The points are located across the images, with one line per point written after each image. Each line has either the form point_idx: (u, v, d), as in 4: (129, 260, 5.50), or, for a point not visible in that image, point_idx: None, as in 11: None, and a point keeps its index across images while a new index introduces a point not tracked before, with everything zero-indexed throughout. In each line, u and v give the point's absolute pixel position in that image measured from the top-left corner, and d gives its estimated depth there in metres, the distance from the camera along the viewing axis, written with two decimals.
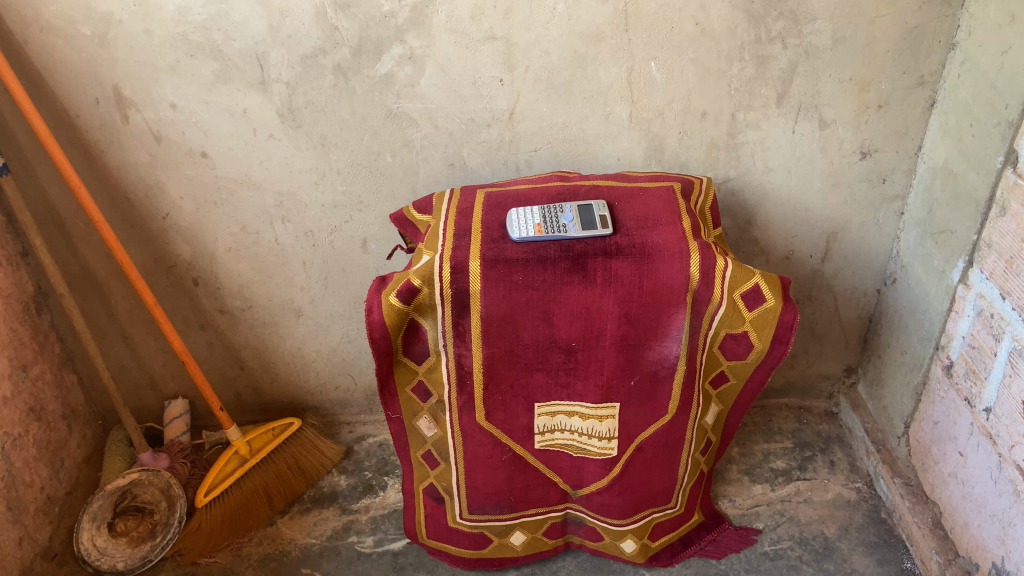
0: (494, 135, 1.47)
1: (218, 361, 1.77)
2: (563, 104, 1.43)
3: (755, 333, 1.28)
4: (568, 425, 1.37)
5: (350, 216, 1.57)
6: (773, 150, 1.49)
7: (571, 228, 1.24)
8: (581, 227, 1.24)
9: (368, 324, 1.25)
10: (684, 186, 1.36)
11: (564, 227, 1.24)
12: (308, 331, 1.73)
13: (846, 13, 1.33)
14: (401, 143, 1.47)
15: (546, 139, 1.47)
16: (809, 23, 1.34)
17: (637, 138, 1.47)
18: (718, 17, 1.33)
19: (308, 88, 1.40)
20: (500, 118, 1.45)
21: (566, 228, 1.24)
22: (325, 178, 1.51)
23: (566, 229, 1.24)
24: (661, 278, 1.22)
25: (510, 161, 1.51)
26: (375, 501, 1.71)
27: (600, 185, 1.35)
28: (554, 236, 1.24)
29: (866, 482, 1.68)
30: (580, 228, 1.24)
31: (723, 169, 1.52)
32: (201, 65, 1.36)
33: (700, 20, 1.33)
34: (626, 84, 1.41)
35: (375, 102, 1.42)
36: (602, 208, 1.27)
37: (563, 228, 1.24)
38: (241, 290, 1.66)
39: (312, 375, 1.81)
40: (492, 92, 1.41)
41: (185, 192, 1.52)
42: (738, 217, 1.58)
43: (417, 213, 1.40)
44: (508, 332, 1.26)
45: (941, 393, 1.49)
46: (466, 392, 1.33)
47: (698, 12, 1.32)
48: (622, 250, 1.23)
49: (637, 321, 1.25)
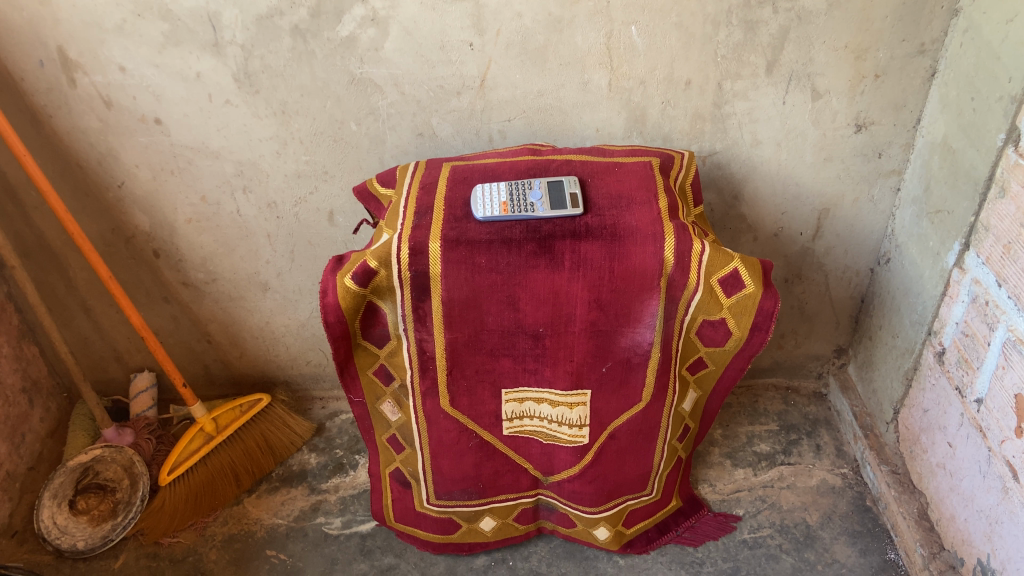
0: (464, 103, 1.38)
1: (184, 334, 1.71)
2: (538, 71, 1.34)
3: (733, 320, 1.21)
4: (537, 412, 1.31)
5: (316, 187, 1.49)
6: (762, 122, 1.40)
7: (540, 207, 1.17)
8: (550, 206, 1.17)
9: (322, 307, 1.18)
10: (663, 160, 1.28)
11: (532, 207, 1.17)
12: (276, 305, 1.66)
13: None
14: (366, 110, 1.39)
15: (520, 108, 1.38)
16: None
17: (617, 108, 1.38)
18: None
19: (265, 52, 1.31)
20: (471, 85, 1.35)
21: (533, 208, 1.17)
22: (287, 147, 1.43)
23: (534, 208, 1.16)
24: (632, 262, 1.15)
25: (482, 131, 1.42)
26: (345, 481, 1.65)
27: (574, 159, 1.26)
28: (520, 216, 1.16)
29: (852, 468, 1.62)
30: (549, 207, 1.16)
31: (708, 142, 1.43)
32: (150, 26, 1.27)
33: None
34: (604, 50, 1.31)
35: (337, 66, 1.33)
36: (574, 186, 1.19)
37: (530, 207, 1.17)
38: (204, 262, 1.59)
39: (282, 350, 1.74)
40: (462, 57, 1.32)
41: (140, 159, 1.44)
42: (725, 191, 1.49)
43: (380, 187, 1.32)
44: (472, 317, 1.20)
45: (932, 380, 1.42)
46: (429, 377, 1.26)
47: None
48: (593, 232, 1.16)
49: (608, 306, 1.19)
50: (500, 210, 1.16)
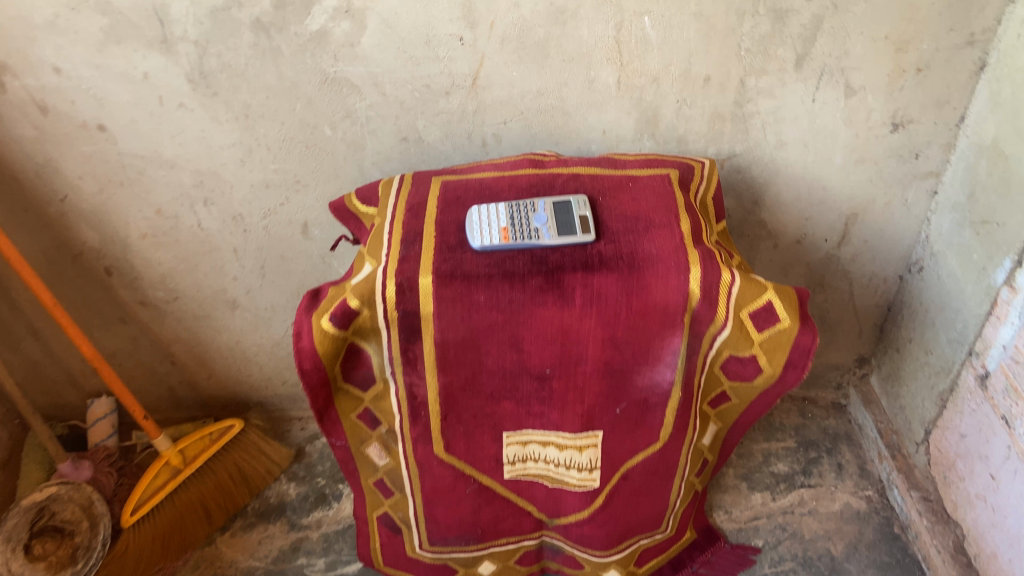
0: (454, 105, 1.21)
1: (145, 356, 1.54)
2: (538, 68, 1.17)
3: (765, 357, 1.07)
4: (542, 455, 1.17)
5: (286, 198, 1.31)
6: (788, 122, 1.25)
7: (546, 234, 1.02)
8: (557, 232, 1.02)
9: (297, 351, 1.03)
10: (682, 172, 1.12)
11: (536, 233, 1.02)
12: (246, 324, 1.49)
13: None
14: (342, 113, 1.22)
15: (516, 109, 1.22)
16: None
17: (627, 108, 1.22)
18: None
19: (223, 49, 1.13)
20: (462, 84, 1.19)
21: (537, 234, 1.02)
22: (252, 155, 1.26)
23: (539, 235, 1.01)
24: (653, 297, 1.00)
25: (475, 135, 1.25)
26: (328, 515, 1.52)
27: (582, 173, 1.10)
28: (523, 244, 1.01)
29: (878, 490, 1.51)
30: (556, 234, 1.02)
31: (728, 144, 1.27)
32: (87, 21, 1.09)
33: None
34: (614, 44, 1.15)
35: (307, 64, 1.16)
36: (585, 207, 1.04)
37: (534, 234, 1.02)
38: (164, 279, 1.42)
39: (255, 370, 1.58)
40: (450, 53, 1.15)
41: (85, 171, 1.27)
42: (744, 196, 1.34)
43: (360, 204, 1.16)
44: (469, 359, 1.05)
45: (972, 405, 1.29)
46: (421, 423, 1.11)
47: None
48: (607, 262, 1.01)
49: (624, 345, 1.04)
50: (500, 238, 1.01)
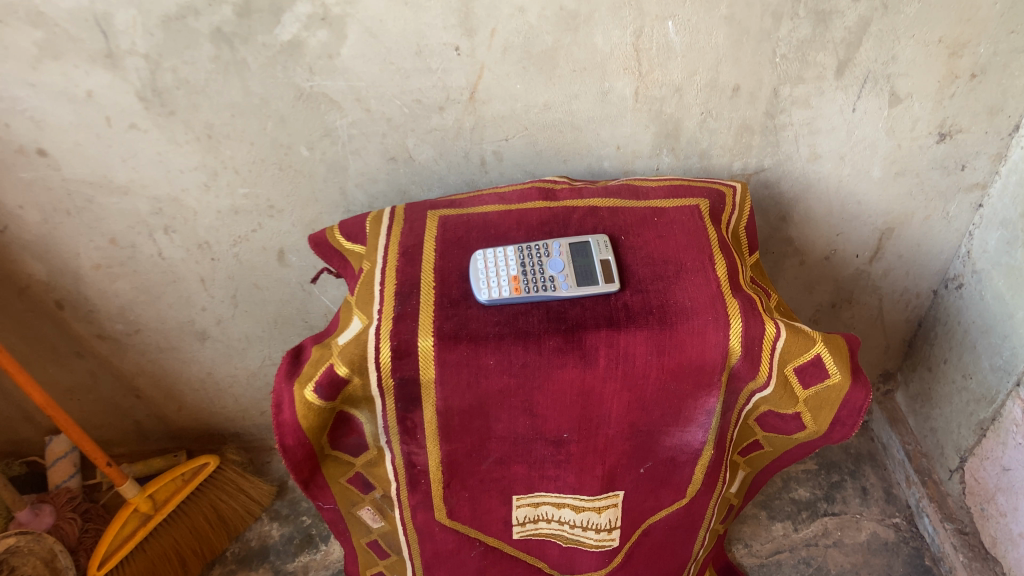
0: (449, 121, 1.06)
1: (106, 390, 1.39)
2: (544, 80, 1.02)
3: (809, 413, 0.94)
4: (556, 516, 1.05)
5: (259, 224, 1.16)
6: (824, 133, 1.11)
7: (563, 284, 0.88)
8: (576, 281, 0.88)
9: (278, 424, 0.89)
10: (712, 201, 0.98)
11: (552, 283, 0.88)
12: (217, 355, 1.35)
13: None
14: (320, 132, 1.06)
15: (519, 124, 1.07)
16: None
17: (645, 121, 1.08)
18: None
19: (179, 63, 0.97)
20: (458, 98, 1.04)
21: (553, 283, 0.88)
22: (218, 178, 1.10)
23: (555, 285, 0.88)
24: (687, 356, 0.87)
25: (472, 153, 1.10)
26: (315, 559, 1.41)
27: (601, 205, 0.96)
28: (536, 296, 0.88)
29: (906, 517, 1.41)
30: (575, 283, 0.88)
31: (756, 158, 1.13)
32: (15, 33, 0.91)
33: None
34: (631, 52, 1.00)
35: (278, 79, 1.00)
36: (607, 250, 0.91)
37: (550, 284, 0.88)
38: (123, 311, 1.27)
39: (229, 401, 1.44)
40: (444, 64, 1.00)
41: (26, 200, 1.09)
42: (770, 213, 1.21)
43: (345, 241, 1.00)
44: (477, 425, 0.91)
45: (1017, 437, 1.18)
46: (421, 491, 0.99)
47: None
48: (635, 316, 0.87)
49: (652, 406, 0.91)
50: (509, 287, 0.87)
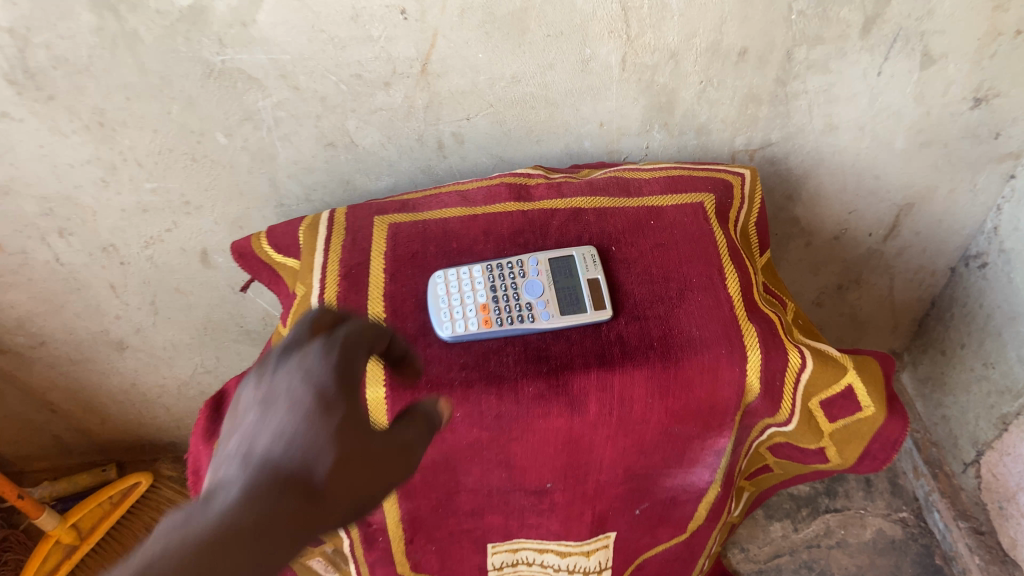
0: (397, 99, 0.88)
1: (15, 407, 1.21)
2: (512, 48, 0.84)
3: (834, 448, 0.80)
4: (538, 560, 0.90)
5: (174, 223, 0.97)
6: (843, 102, 0.94)
7: (544, 313, 0.72)
8: (559, 309, 0.72)
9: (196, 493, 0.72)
10: (719, 196, 0.82)
11: (529, 312, 0.72)
12: (141, 365, 1.17)
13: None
14: (240, 116, 0.87)
15: (483, 101, 0.89)
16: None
17: (633, 93, 0.90)
18: None
19: (52, 37, 0.76)
20: (407, 72, 0.85)
21: (531, 313, 0.72)
22: (119, 173, 0.90)
23: (533, 315, 0.72)
24: (696, 396, 0.72)
25: (427, 136, 0.92)
26: None
27: (585, 207, 0.79)
28: (511, 329, 0.71)
29: (914, 511, 1.30)
30: (558, 311, 0.72)
31: (762, 131, 0.96)
32: None
33: None
34: (618, 13, 0.81)
35: (180, 53, 0.80)
36: (596, 266, 0.75)
37: (527, 314, 0.72)
38: (22, 324, 1.06)
39: (161, 412, 1.27)
40: (389, 32, 0.81)
41: None
42: (775, 192, 1.05)
43: (274, 253, 0.82)
44: (442, 480, 0.76)
45: None
46: (378, 549, 0.83)
47: None
48: (631, 351, 0.71)
49: (652, 450, 0.76)
50: (478, 320, 0.71)
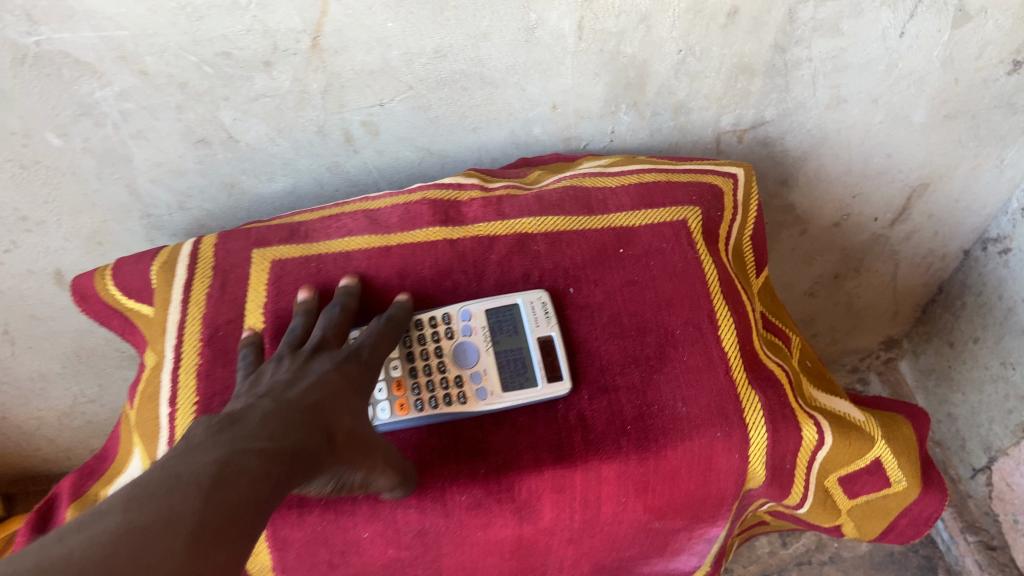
0: (285, 84, 0.67)
1: None
2: (432, 16, 0.63)
3: (850, 522, 0.64)
4: None
5: (13, 244, 0.76)
6: (854, 71, 0.75)
7: (479, 389, 0.53)
8: (501, 385, 0.53)
9: None
10: (705, 209, 0.63)
11: (463, 393, 0.53)
12: (7, 400, 0.96)
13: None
14: (75, 111, 0.65)
15: (400, 82, 0.68)
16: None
17: (593, 68, 0.70)
18: None
19: None
20: (294, 49, 0.64)
21: (462, 390, 0.53)
22: None
23: (465, 395, 0.53)
24: (683, 488, 0.55)
25: (330, 127, 0.71)
26: None
27: (533, 232, 0.60)
28: (437, 416, 0.52)
29: None
30: (500, 388, 0.53)
31: (753, 108, 0.77)
32: None
33: None
34: None
35: None
36: (549, 320, 0.56)
37: (457, 393, 0.53)
38: None
39: (44, 444, 1.07)
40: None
41: None
42: (767, 176, 0.86)
43: (124, 299, 0.62)
44: None
45: None
46: None
47: None
48: (596, 438, 0.53)
49: (626, 547, 0.59)
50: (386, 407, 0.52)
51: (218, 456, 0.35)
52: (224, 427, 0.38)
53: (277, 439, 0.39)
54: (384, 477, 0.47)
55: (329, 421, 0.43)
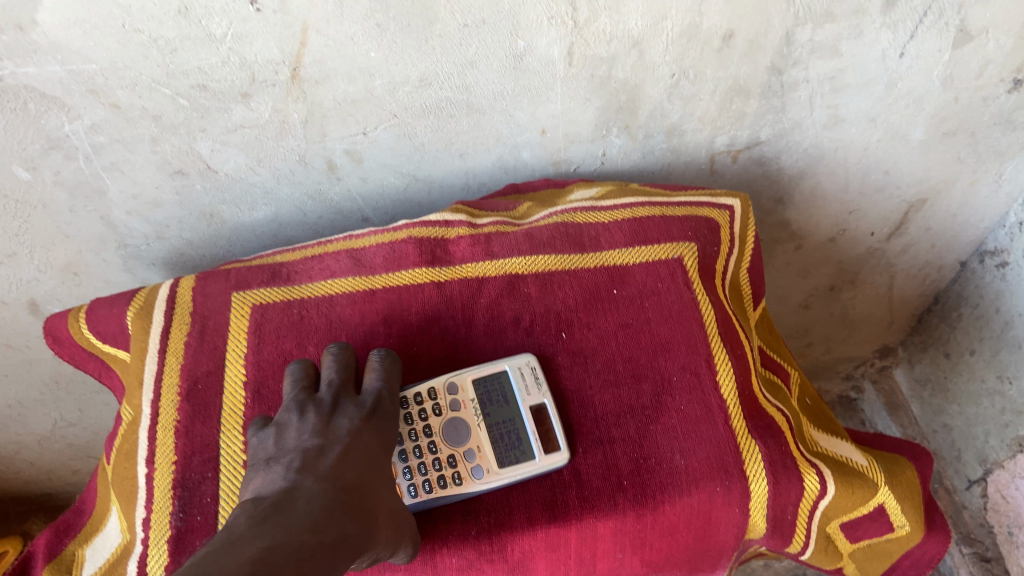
0: (264, 114, 0.64)
1: None
2: (417, 45, 0.60)
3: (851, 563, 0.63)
4: None
5: None
6: (854, 93, 0.72)
7: (475, 469, 0.50)
8: (496, 462, 0.51)
9: None
10: (701, 246, 0.61)
11: (458, 475, 0.50)
12: None
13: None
14: (43, 144, 0.62)
15: (384, 111, 0.66)
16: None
17: (583, 92, 0.68)
18: None
19: None
20: (272, 80, 0.61)
21: (456, 470, 0.50)
22: None
23: (459, 476, 0.50)
24: (682, 543, 0.53)
25: (312, 156, 0.69)
26: None
27: (523, 272, 0.58)
28: (432, 500, 0.49)
29: None
30: (495, 467, 0.50)
31: (748, 130, 0.75)
32: None
33: None
34: None
35: None
36: (540, 387, 0.53)
37: (451, 474, 0.50)
38: None
39: (24, 466, 1.05)
40: (238, 30, 0.56)
41: None
42: (762, 195, 0.84)
43: (99, 342, 0.60)
44: None
45: None
46: None
47: None
48: (591, 495, 0.51)
49: None
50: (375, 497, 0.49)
51: (261, 552, 0.34)
52: (267, 516, 0.38)
53: (318, 530, 0.38)
54: (409, 549, 0.46)
55: (364, 499, 0.43)
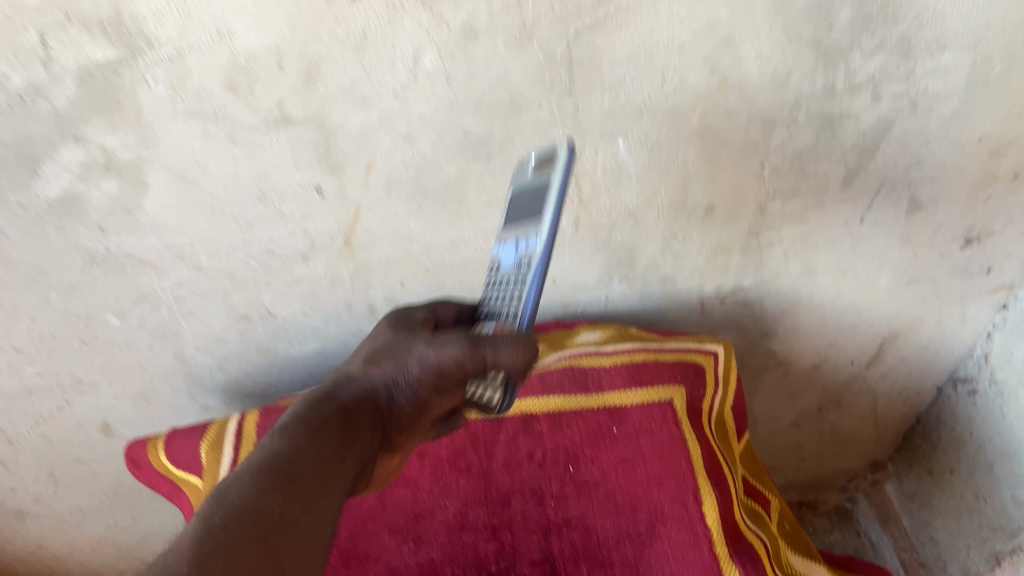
0: (317, 271, 0.75)
1: None
2: (448, 217, 0.72)
3: None
4: None
5: (67, 401, 0.84)
6: (822, 249, 0.83)
7: (526, 239, 0.56)
8: (534, 221, 0.55)
9: None
10: (690, 386, 0.71)
11: (528, 252, 0.55)
12: (48, 529, 1.04)
13: (1008, 29, 0.60)
14: (133, 298, 0.74)
15: (419, 266, 0.77)
16: (933, 55, 0.61)
17: (589, 251, 0.79)
18: (758, 62, 0.61)
19: None
20: (328, 245, 0.73)
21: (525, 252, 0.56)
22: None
23: (523, 258, 0.56)
24: None
25: (356, 303, 0.80)
26: None
27: (535, 413, 0.69)
28: (531, 294, 0.53)
29: None
30: (534, 229, 0.55)
31: (734, 278, 0.86)
32: None
33: (718, 66, 0.61)
34: (568, 177, 0.71)
35: (53, 242, 0.66)
36: (528, 166, 0.59)
37: (523, 267, 0.55)
38: None
39: (78, 567, 1.14)
40: (302, 209, 0.68)
41: None
42: (749, 330, 0.95)
43: (174, 468, 0.70)
44: None
45: None
46: None
47: (717, 51, 0.60)
48: None
49: None
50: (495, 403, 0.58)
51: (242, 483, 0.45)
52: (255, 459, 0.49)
53: (294, 452, 0.49)
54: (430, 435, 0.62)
55: (341, 435, 0.53)
